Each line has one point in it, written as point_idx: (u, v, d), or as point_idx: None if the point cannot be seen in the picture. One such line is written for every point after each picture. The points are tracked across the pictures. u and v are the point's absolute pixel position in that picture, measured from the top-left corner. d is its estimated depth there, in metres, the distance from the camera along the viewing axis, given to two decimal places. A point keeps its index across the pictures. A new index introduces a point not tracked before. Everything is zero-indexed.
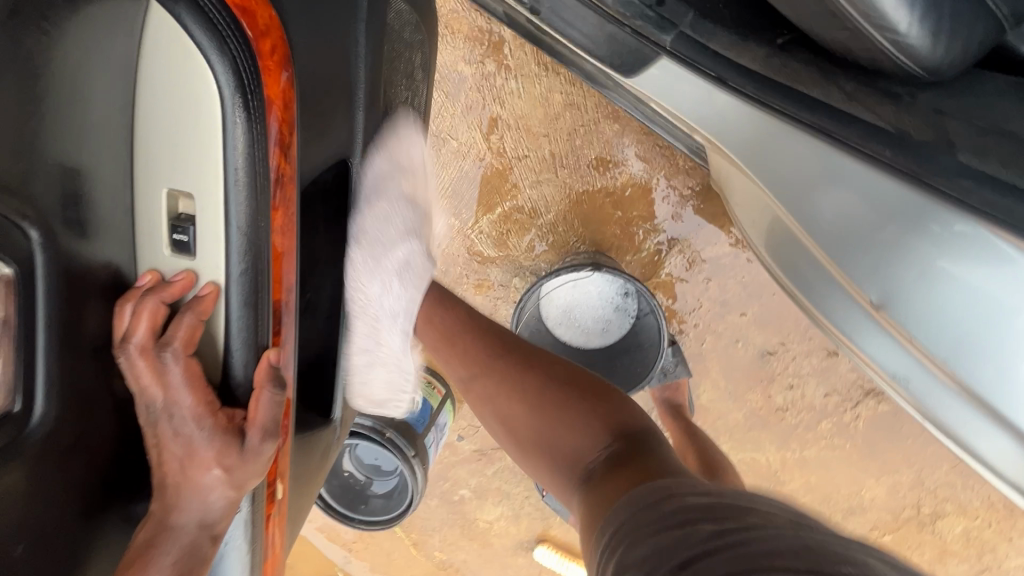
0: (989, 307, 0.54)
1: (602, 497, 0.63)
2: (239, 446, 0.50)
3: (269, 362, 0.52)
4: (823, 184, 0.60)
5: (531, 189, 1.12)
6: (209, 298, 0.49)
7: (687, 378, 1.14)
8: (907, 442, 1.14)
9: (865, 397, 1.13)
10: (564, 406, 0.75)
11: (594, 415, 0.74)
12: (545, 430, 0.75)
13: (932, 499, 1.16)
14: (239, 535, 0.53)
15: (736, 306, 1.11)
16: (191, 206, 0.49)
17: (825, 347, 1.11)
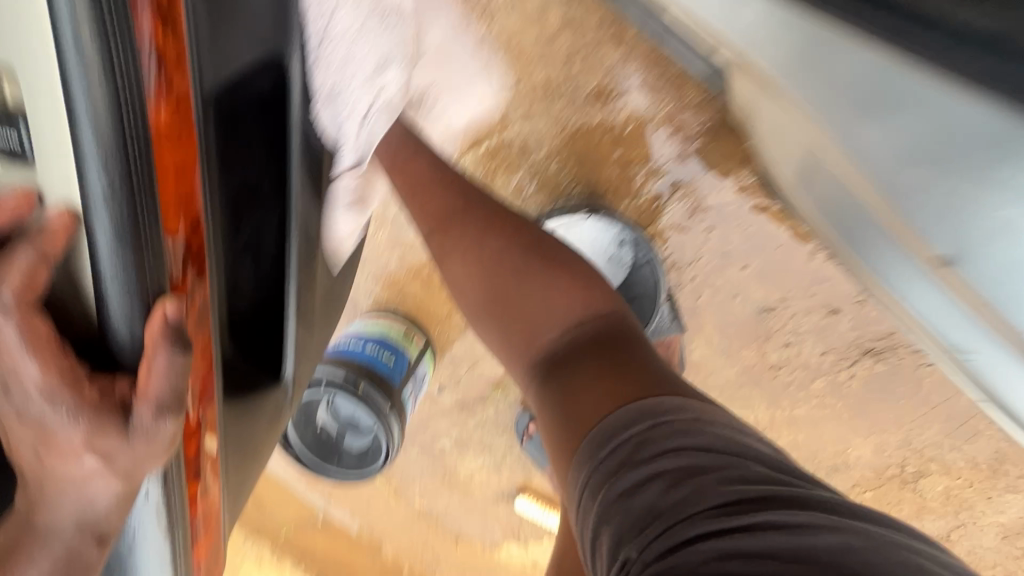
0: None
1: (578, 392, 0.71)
2: (120, 425, 0.41)
3: (164, 317, 0.40)
4: (864, 119, 0.54)
5: (521, 123, 1.00)
6: (60, 231, 0.37)
7: (680, 335, 1.08)
8: (901, 404, 1.10)
9: (863, 356, 1.07)
10: (537, 292, 0.82)
11: (577, 293, 0.81)
12: (520, 294, 0.82)
13: (918, 458, 1.15)
14: (153, 526, 0.46)
15: (737, 258, 1.03)
16: (22, 99, 0.35)
17: (827, 305, 1.04)
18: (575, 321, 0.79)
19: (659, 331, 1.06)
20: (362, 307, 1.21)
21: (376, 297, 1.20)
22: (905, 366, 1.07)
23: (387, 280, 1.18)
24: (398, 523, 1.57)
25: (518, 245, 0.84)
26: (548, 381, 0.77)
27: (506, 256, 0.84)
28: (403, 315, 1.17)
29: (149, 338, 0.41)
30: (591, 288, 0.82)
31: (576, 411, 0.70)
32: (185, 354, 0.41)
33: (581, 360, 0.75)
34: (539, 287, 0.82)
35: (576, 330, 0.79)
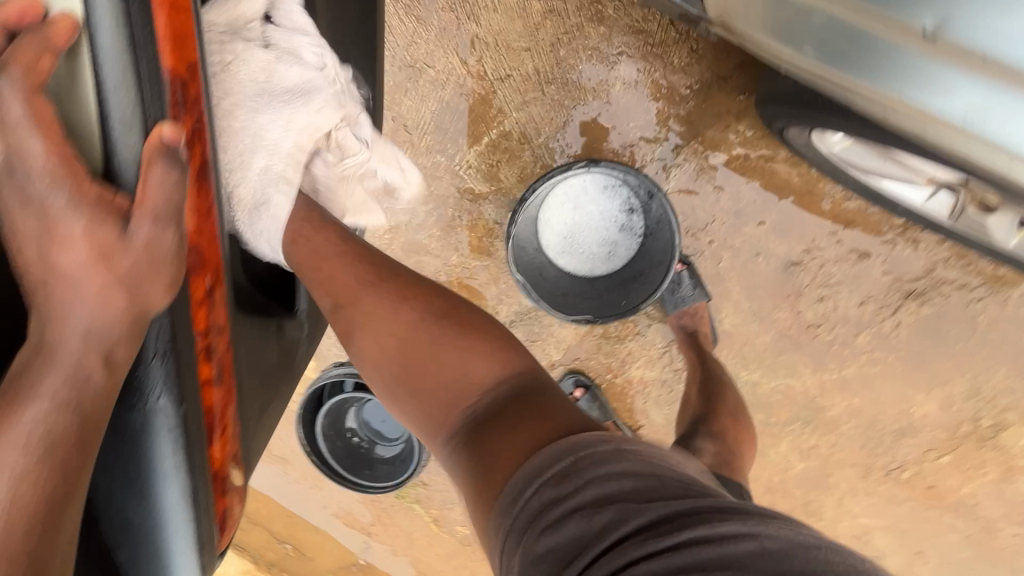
0: None
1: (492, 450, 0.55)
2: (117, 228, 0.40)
3: (159, 138, 0.41)
4: None
5: (518, 112, 1.04)
6: (66, 27, 0.38)
7: (705, 304, 1.06)
8: (959, 349, 1.03)
9: (906, 301, 1.02)
10: (445, 349, 0.62)
11: (497, 358, 0.62)
12: (436, 357, 0.63)
13: (993, 409, 1.05)
14: (165, 395, 0.45)
15: (752, 215, 1.02)
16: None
17: (855, 250, 1.01)
18: (494, 398, 0.59)
19: (685, 300, 1.04)
20: None
21: None
22: (953, 305, 1.00)
23: None
24: (442, 557, 1.49)
25: (419, 310, 0.66)
26: (467, 453, 0.57)
27: (417, 326, 0.65)
28: None
29: (147, 155, 0.41)
30: (509, 349, 0.63)
31: (485, 462, 0.55)
32: (182, 174, 0.42)
33: (503, 425, 0.56)
34: (451, 345, 0.63)
35: (491, 401, 0.59)
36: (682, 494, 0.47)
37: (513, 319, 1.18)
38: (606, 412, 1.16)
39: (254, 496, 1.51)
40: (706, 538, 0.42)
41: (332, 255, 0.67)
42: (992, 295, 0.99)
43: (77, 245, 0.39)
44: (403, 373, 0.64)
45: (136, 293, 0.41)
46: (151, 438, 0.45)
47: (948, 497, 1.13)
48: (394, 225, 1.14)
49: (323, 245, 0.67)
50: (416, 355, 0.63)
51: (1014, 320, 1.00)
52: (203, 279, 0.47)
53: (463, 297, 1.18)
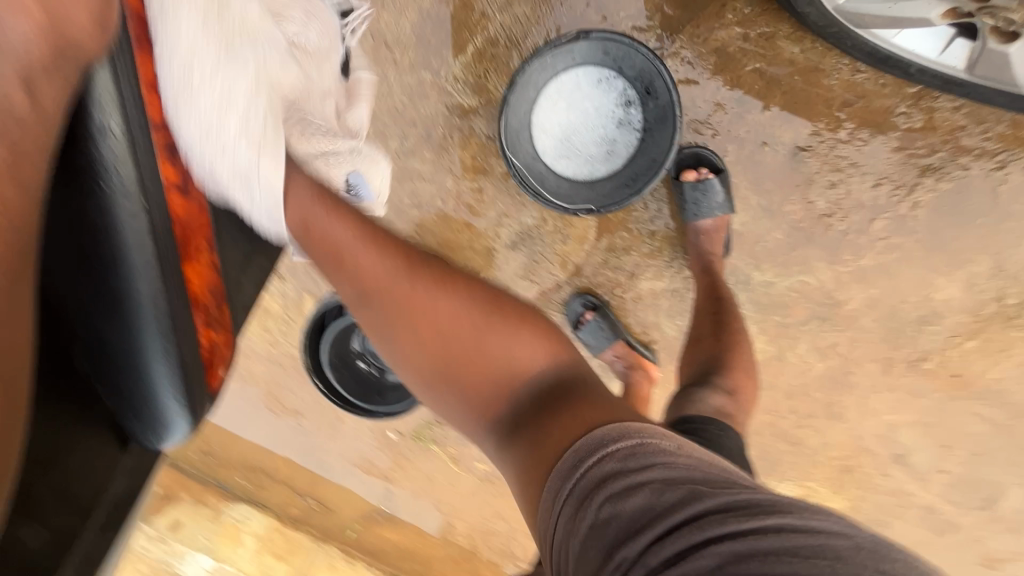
0: None
1: (541, 440, 0.62)
2: None
3: None
4: None
5: (502, 15, 1.00)
6: None
7: (728, 217, 1.02)
8: (981, 225, 0.99)
9: (922, 178, 0.97)
10: (495, 339, 0.70)
11: (541, 344, 0.71)
12: (480, 347, 0.70)
13: (1018, 286, 1.02)
14: (122, 148, 0.43)
15: (755, 100, 0.97)
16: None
17: (865, 129, 0.96)
18: (547, 380, 0.68)
19: (704, 209, 1.00)
20: None
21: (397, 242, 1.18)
22: (972, 179, 0.96)
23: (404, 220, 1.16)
24: (464, 496, 1.49)
25: (465, 299, 0.72)
26: (521, 438, 0.65)
27: (465, 324, 0.71)
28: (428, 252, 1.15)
29: None
30: (547, 334, 0.72)
31: (546, 443, 0.61)
32: None
33: (557, 407, 0.65)
34: (499, 337, 0.70)
35: (541, 384, 0.68)
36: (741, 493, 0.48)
37: (515, 241, 1.14)
38: (617, 326, 1.12)
39: (270, 454, 1.50)
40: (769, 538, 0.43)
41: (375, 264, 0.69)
42: (1011, 162, 0.95)
43: None
44: (453, 366, 0.71)
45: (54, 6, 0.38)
46: (108, 194, 0.43)
47: (973, 385, 1.09)
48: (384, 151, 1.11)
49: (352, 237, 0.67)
50: (456, 339, 0.71)
51: None
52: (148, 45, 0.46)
53: (462, 222, 1.14)
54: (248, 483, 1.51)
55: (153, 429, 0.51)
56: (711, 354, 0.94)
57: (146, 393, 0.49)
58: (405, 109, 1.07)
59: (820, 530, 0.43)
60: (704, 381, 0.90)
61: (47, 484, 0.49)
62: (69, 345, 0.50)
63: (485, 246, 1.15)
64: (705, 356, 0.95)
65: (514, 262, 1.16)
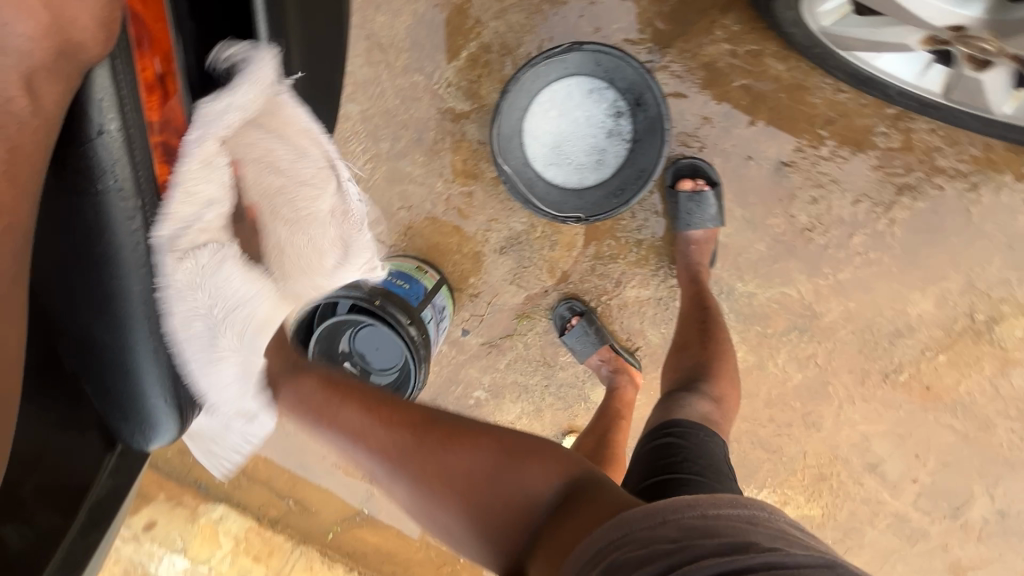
0: None
1: (555, 554, 0.63)
2: None
3: None
4: None
5: (496, 22, 1.01)
6: None
7: (716, 230, 1.05)
8: (954, 243, 1.02)
9: (899, 196, 1.01)
10: (512, 471, 0.71)
11: (551, 466, 0.71)
12: (496, 479, 0.71)
13: (988, 303, 1.05)
14: (121, 164, 0.41)
15: (742, 115, 1.00)
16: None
17: (846, 147, 0.99)
18: (557, 499, 0.69)
19: (692, 220, 1.03)
20: None
21: (386, 244, 1.19)
22: (946, 198, 1.00)
23: (394, 222, 1.17)
24: None
25: (480, 455, 0.73)
26: (537, 554, 0.65)
27: (475, 458, 0.72)
28: (416, 255, 1.16)
29: None
30: (556, 456, 0.73)
31: (559, 539, 0.63)
32: None
33: (570, 510, 0.66)
34: (511, 471, 0.71)
35: (552, 503, 0.69)
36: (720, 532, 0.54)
37: (503, 245, 1.15)
38: (602, 333, 1.13)
39: (250, 453, 1.49)
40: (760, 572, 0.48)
41: (381, 432, 0.75)
42: (984, 183, 0.98)
43: None
44: (469, 498, 0.71)
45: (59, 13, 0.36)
46: (102, 207, 0.42)
47: (945, 397, 1.13)
48: (375, 152, 1.11)
49: (377, 441, 0.75)
50: (479, 483, 0.71)
51: (1008, 208, 0.99)
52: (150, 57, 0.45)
53: (451, 225, 1.15)
54: (228, 482, 1.50)
55: (140, 431, 0.49)
56: (697, 361, 0.96)
57: (133, 394, 0.47)
58: (397, 112, 1.08)
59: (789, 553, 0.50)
60: (690, 388, 0.91)
61: (33, 481, 0.49)
62: (56, 343, 0.49)
63: (474, 250, 1.16)
64: (690, 364, 0.96)
65: (502, 267, 1.17)
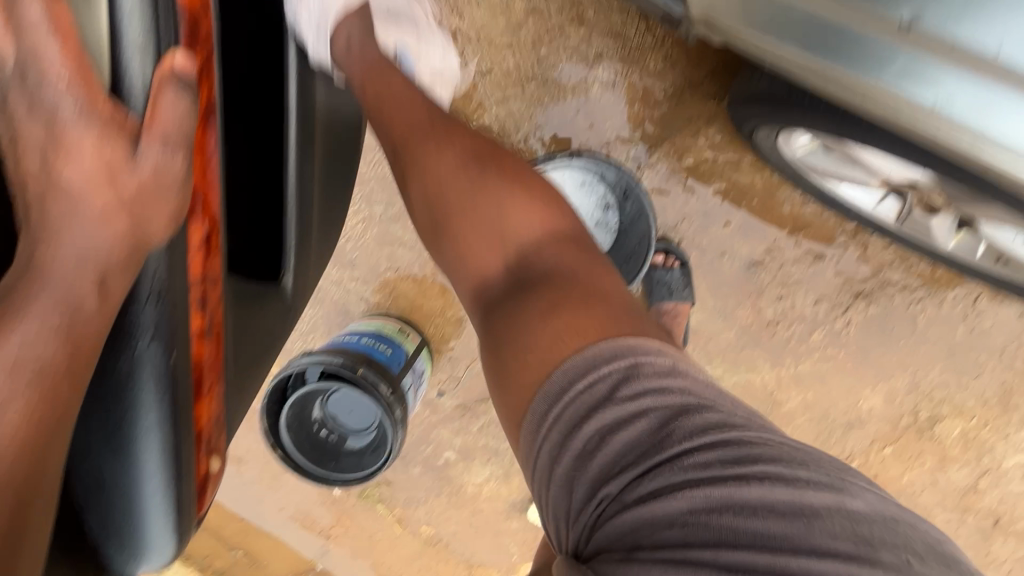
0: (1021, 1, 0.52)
1: (556, 332, 0.60)
2: (127, 144, 0.46)
3: (171, 65, 0.48)
4: None
5: (497, 108, 1.05)
6: None
7: (688, 305, 1.09)
8: (901, 346, 1.11)
9: (855, 300, 1.09)
10: (499, 198, 0.72)
11: (534, 211, 0.72)
12: (500, 215, 0.71)
13: (929, 402, 1.14)
14: (156, 335, 0.51)
15: (718, 215, 1.07)
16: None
17: (810, 252, 1.08)
18: (541, 243, 0.70)
19: (672, 295, 1.08)
20: (356, 313, 1.20)
21: (369, 301, 1.20)
22: (896, 305, 1.09)
23: (379, 281, 1.18)
24: (404, 559, 1.44)
25: (506, 199, 0.72)
26: (494, 362, 0.66)
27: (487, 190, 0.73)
28: (398, 315, 1.17)
29: (158, 76, 0.47)
30: (597, 262, 0.70)
31: (511, 386, 0.61)
32: (188, 97, 0.48)
33: (587, 305, 0.62)
34: (494, 200, 0.72)
35: (536, 246, 0.70)
36: (740, 444, 0.49)
37: None
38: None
39: None
40: (761, 490, 0.46)
41: (404, 117, 0.78)
42: (930, 296, 1.08)
43: (84, 153, 0.45)
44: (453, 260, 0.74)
45: (137, 219, 0.47)
46: (137, 366, 0.51)
47: (889, 485, 1.20)
48: (368, 214, 1.14)
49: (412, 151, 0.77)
50: (451, 208, 0.73)
51: (950, 320, 1.09)
52: (200, 219, 0.53)
53: (437, 290, 1.18)
54: None
55: (139, 552, 0.59)
56: None
57: (139, 517, 0.56)
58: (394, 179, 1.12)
59: (804, 482, 0.47)
60: None
61: None
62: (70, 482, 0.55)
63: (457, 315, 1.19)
64: None
65: None
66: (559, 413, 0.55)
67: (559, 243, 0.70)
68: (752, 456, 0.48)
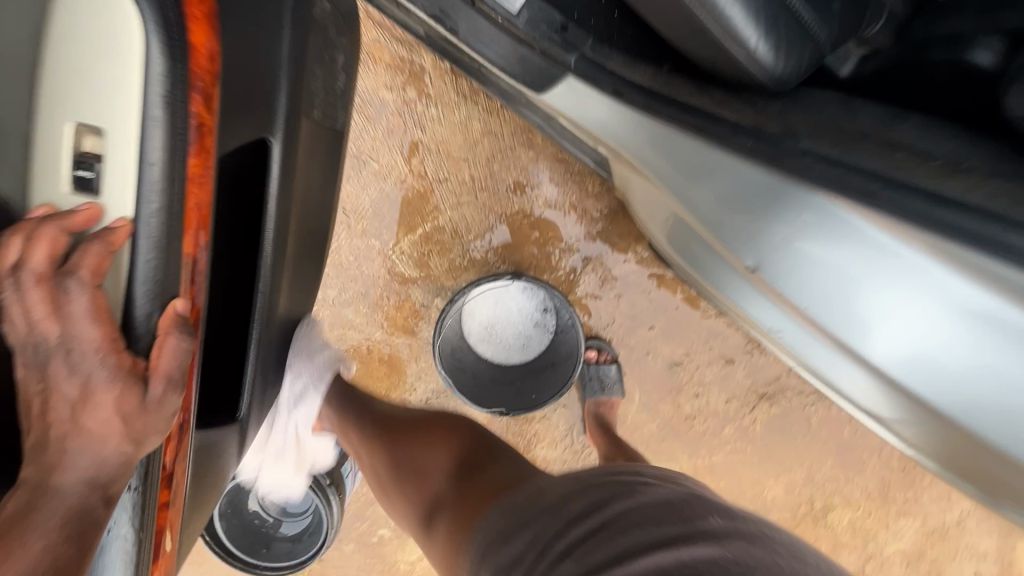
0: (835, 272, 0.49)
1: (461, 526, 0.73)
2: (139, 393, 0.49)
3: (174, 311, 0.52)
4: (694, 176, 0.56)
5: (451, 211, 1.15)
6: (121, 231, 0.49)
7: (620, 398, 1.20)
8: (798, 442, 1.25)
9: (760, 401, 1.23)
10: (422, 456, 0.88)
11: (444, 440, 0.89)
12: (416, 456, 0.88)
13: (823, 494, 1.28)
14: (123, 524, 0.51)
15: (644, 320, 1.20)
16: (101, 144, 0.49)
17: (723, 357, 1.21)
18: (459, 463, 0.84)
19: (603, 389, 1.18)
20: None
21: None
22: (794, 406, 1.24)
23: None
24: None
25: (436, 441, 0.89)
26: (443, 555, 0.75)
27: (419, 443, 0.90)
28: None
29: (162, 323, 0.51)
30: (495, 445, 0.87)
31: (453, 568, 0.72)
32: (188, 340, 0.52)
33: (479, 479, 0.79)
34: (430, 443, 0.89)
35: (457, 465, 0.84)
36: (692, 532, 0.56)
37: (429, 397, 1.23)
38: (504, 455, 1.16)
39: None
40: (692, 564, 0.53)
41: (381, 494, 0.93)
42: (822, 399, 1.24)
43: (104, 405, 0.48)
44: (396, 470, 0.88)
45: (137, 436, 0.49)
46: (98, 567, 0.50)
47: None
48: (321, 298, 1.18)
49: (397, 513, 0.90)
50: (404, 459, 0.88)
51: (838, 421, 1.24)
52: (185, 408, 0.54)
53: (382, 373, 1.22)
54: None
55: None
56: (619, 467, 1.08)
57: None
58: (349, 266, 1.17)
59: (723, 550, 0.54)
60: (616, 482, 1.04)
61: None
62: None
63: (400, 397, 1.23)
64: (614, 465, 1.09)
65: None
66: (488, 555, 0.65)
67: (441, 443, 0.89)
68: (690, 536, 0.56)
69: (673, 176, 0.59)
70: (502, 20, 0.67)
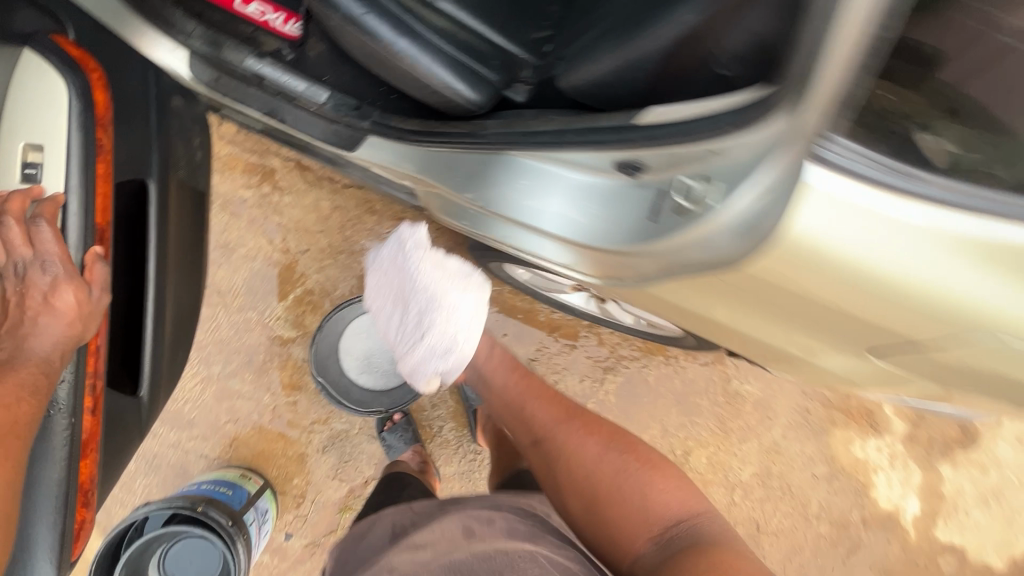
0: (523, 199, 0.75)
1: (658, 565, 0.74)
2: (87, 290, 0.79)
3: (95, 254, 0.82)
4: (449, 168, 0.87)
5: (317, 275, 1.37)
6: (54, 201, 0.78)
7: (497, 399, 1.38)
8: (645, 401, 1.54)
9: (606, 374, 1.52)
10: (633, 485, 0.89)
11: (680, 496, 0.88)
12: (619, 484, 0.89)
13: (679, 441, 1.56)
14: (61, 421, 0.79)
15: (498, 329, 1.47)
16: (38, 154, 0.79)
17: (567, 345, 1.50)
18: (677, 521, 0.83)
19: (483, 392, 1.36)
20: (199, 469, 1.28)
21: (211, 455, 1.30)
22: (632, 372, 1.54)
23: (221, 434, 1.31)
24: None
25: (611, 457, 0.93)
26: None
27: (607, 469, 0.91)
28: (240, 463, 1.28)
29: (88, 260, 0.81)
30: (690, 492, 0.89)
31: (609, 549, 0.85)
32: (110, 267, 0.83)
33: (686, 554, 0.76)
34: (638, 481, 0.89)
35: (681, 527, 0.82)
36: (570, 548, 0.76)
37: (325, 444, 1.34)
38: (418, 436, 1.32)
39: None
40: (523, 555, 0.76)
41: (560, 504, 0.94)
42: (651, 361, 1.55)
43: (61, 317, 0.76)
44: (591, 509, 0.89)
45: (80, 331, 0.78)
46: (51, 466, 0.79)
47: None
48: (207, 374, 1.30)
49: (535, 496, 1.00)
50: (603, 486, 0.89)
51: (669, 375, 1.55)
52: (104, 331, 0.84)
53: (278, 431, 1.32)
54: None
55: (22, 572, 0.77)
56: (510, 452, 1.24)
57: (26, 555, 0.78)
58: (231, 340, 1.32)
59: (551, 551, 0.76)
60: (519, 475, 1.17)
61: None
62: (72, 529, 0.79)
63: (298, 451, 1.33)
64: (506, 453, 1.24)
65: (327, 464, 1.33)
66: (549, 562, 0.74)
67: (677, 488, 0.89)
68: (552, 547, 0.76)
69: (439, 173, 0.88)
70: (314, 108, 0.99)
